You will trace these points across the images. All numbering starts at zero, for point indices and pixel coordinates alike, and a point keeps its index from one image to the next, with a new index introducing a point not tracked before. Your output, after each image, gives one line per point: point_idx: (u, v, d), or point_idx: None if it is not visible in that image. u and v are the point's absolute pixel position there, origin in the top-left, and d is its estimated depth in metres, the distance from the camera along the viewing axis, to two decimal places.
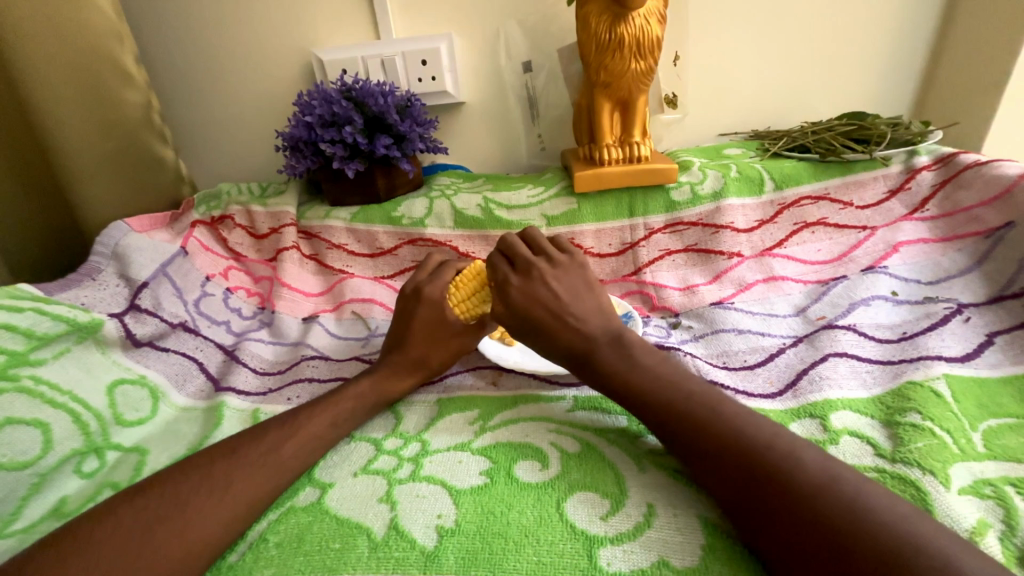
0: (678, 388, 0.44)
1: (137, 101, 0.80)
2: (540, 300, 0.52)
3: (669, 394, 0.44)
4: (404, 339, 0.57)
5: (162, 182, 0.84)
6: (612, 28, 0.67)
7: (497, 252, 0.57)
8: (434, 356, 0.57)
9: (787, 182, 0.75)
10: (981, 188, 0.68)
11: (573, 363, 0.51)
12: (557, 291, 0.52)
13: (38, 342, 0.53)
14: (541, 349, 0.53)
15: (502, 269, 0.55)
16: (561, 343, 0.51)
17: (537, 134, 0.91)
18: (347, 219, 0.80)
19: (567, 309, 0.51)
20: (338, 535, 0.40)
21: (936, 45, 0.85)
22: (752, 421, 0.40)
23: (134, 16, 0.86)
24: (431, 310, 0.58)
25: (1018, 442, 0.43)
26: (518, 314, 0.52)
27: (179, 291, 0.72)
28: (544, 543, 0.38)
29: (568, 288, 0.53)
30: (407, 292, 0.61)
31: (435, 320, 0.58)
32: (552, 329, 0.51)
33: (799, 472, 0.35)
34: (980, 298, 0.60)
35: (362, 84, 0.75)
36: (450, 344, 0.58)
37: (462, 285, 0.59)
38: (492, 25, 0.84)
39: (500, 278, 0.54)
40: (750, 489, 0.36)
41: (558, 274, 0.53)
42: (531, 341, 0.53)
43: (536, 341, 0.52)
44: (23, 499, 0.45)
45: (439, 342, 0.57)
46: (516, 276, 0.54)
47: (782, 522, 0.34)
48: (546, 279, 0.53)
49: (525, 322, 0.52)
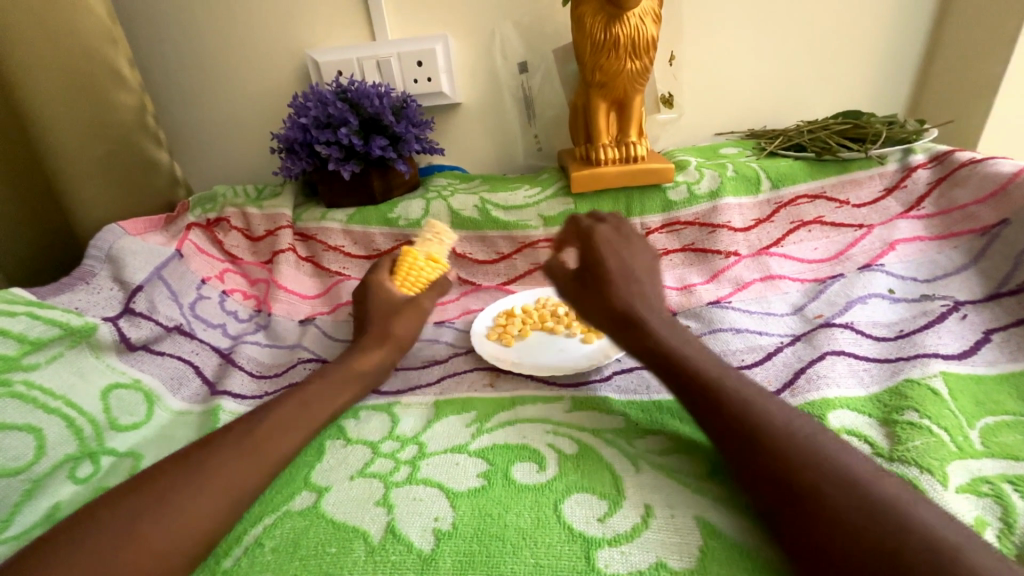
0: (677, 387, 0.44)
1: (131, 103, 0.80)
2: (614, 258, 0.55)
3: None
4: (363, 322, 0.61)
5: (157, 184, 0.84)
6: (607, 27, 0.67)
7: (568, 222, 0.64)
8: (395, 326, 0.59)
9: (783, 181, 0.75)
10: (976, 186, 0.68)
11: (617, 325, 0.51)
12: (633, 261, 0.56)
13: (30, 346, 0.52)
14: (593, 302, 0.54)
15: (584, 227, 0.60)
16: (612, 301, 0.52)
17: (534, 134, 0.91)
18: (343, 221, 0.80)
19: (635, 276, 0.54)
20: (334, 539, 0.40)
21: (930, 44, 0.85)
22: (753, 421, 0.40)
23: (128, 18, 0.86)
24: (378, 294, 0.62)
25: (1016, 440, 0.43)
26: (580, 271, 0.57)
27: (174, 294, 0.72)
28: (541, 546, 0.38)
29: (640, 260, 0.57)
30: (360, 285, 0.66)
31: (384, 300, 0.62)
32: (616, 282, 0.53)
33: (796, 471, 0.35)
34: (976, 295, 0.60)
35: (357, 85, 0.75)
36: (410, 316, 0.61)
37: (399, 267, 0.66)
38: (487, 25, 0.84)
39: (585, 232, 0.59)
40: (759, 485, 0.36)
41: (638, 251, 0.58)
42: (585, 296, 0.55)
43: (591, 295, 0.54)
44: (15, 505, 0.45)
45: (397, 313, 0.60)
46: (608, 233, 0.58)
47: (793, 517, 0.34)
48: (623, 249, 0.57)
49: (591, 275, 0.55)
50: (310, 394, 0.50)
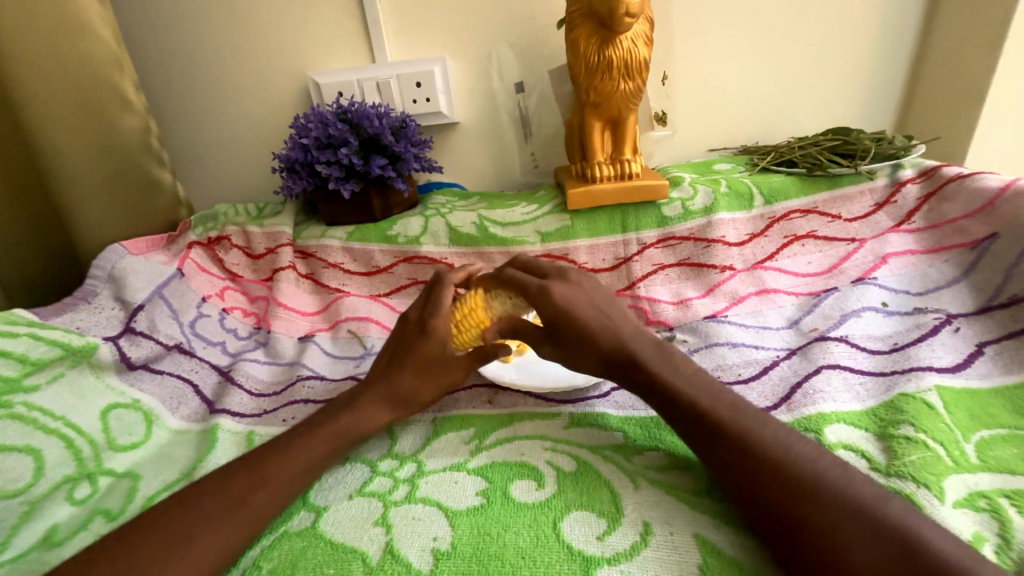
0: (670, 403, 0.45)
1: (136, 126, 0.81)
2: (583, 306, 0.52)
3: (681, 405, 0.45)
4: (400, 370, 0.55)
5: (160, 206, 0.85)
6: (601, 50, 0.69)
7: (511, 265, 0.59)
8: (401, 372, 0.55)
9: (776, 197, 0.76)
10: (965, 201, 0.69)
11: (609, 368, 0.51)
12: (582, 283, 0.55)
13: (31, 367, 0.53)
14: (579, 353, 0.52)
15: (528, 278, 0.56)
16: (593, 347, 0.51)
17: (530, 152, 0.92)
18: (343, 238, 0.81)
19: (604, 311, 0.53)
20: (333, 560, 0.40)
21: (915, 62, 0.88)
22: (749, 439, 0.40)
23: (135, 43, 0.88)
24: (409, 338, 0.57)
25: (1011, 454, 0.44)
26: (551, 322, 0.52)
27: (175, 313, 0.73)
28: (540, 564, 0.38)
29: (596, 289, 0.55)
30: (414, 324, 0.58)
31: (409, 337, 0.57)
32: (593, 332, 0.51)
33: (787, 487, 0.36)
34: (969, 308, 0.61)
35: (358, 106, 0.77)
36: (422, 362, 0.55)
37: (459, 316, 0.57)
38: (484, 47, 0.86)
39: (536, 288, 0.54)
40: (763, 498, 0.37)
41: (589, 280, 0.56)
42: (568, 351, 0.53)
43: (575, 351, 0.52)
44: (11, 529, 0.45)
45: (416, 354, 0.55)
46: (560, 286, 0.54)
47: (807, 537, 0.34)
48: (580, 284, 0.55)
49: (565, 331, 0.52)
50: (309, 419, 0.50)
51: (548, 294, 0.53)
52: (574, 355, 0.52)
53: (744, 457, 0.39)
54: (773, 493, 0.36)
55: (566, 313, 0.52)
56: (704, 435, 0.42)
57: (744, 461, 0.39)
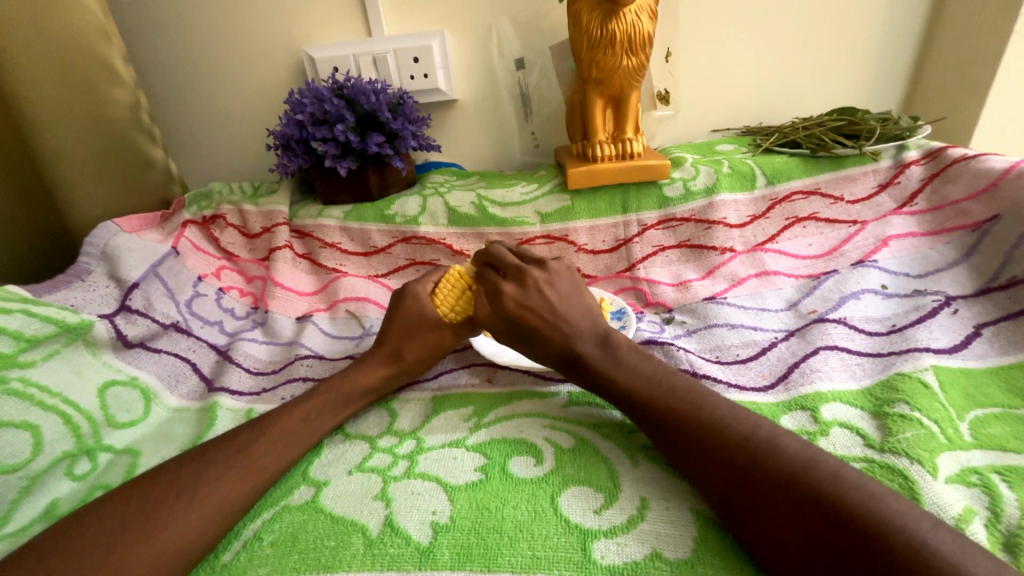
0: (667, 381, 0.45)
1: (125, 101, 0.80)
2: (535, 309, 0.53)
3: (675, 383, 0.45)
4: (398, 350, 0.57)
5: (152, 181, 0.84)
6: (604, 23, 0.67)
7: (482, 262, 0.60)
8: (408, 352, 0.57)
9: (778, 177, 0.75)
10: (968, 182, 0.68)
11: (559, 363, 0.52)
12: (544, 285, 0.55)
13: (26, 343, 0.51)
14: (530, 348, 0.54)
15: (492, 278, 0.57)
16: (546, 343, 0.52)
17: (530, 131, 0.91)
18: (339, 218, 0.80)
19: (560, 313, 0.53)
20: (333, 533, 0.40)
21: (924, 40, 0.85)
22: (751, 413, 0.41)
23: (121, 12, 0.86)
24: (414, 321, 0.59)
25: (1004, 431, 0.44)
26: (505, 321, 0.55)
27: (171, 292, 0.72)
28: (539, 537, 0.38)
29: (558, 291, 0.55)
30: (410, 313, 0.59)
31: (417, 323, 0.58)
32: (570, 317, 0.53)
33: (783, 459, 0.37)
34: (967, 290, 0.61)
35: (354, 81, 0.75)
36: (427, 345, 0.58)
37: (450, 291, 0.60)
38: (484, 22, 0.84)
39: (493, 289, 0.56)
40: (752, 478, 0.37)
41: (552, 283, 0.55)
42: (518, 347, 0.56)
43: (529, 346, 0.54)
44: (12, 503, 0.45)
45: (418, 337, 0.58)
46: (513, 290, 0.55)
47: (776, 511, 0.35)
48: (539, 289, 0.55)
49: (517, 328, 0.54)
50: (313, 404, 0.50)
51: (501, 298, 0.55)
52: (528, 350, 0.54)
53: (743, 433, 0.39)
54: (774, 471, 0.36)
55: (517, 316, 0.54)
56: (696, 414, 0.42)
57: (742, 437, 0.39)
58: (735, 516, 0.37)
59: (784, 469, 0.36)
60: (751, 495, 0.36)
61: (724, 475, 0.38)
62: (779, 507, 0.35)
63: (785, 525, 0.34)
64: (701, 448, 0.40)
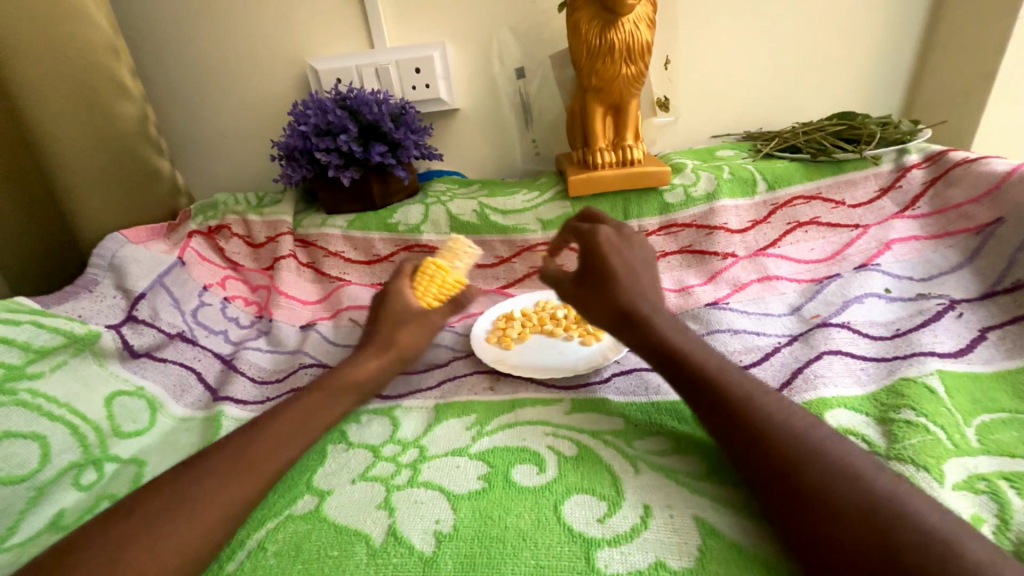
0: (709, 369, 0.45)
1: (133, 114, 0.81)
2: (621, 254, 0.56)
3: (725, 372, 0.45)
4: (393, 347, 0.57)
5: (160, 193, 0.85)
6: (603, 33, 0.68)
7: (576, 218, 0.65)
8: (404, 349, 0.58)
9: (778, 183, 0.75)
10: (970, 185, 0.69)
11: (619, 320, 0.52)
12: (631, 245, 0.59)
13: (35, 355, 0.53)
14: (596, 296, 0.54)
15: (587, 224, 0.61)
16: (616, 292, 0.53)
17: (531, 139, 0.91)
18: (343, 227, 0.81)
19: (641, 270, 0.56)
20: (335, 542, 0.40)
21: (923, 45, 0.86)
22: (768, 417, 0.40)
23: (131, 30, 0.88)
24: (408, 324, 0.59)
25: (1011, 437, 0.44)
26: (586, 258, 0.57)
27: (177, 302, 0.72)
28: (541, 547, 0.38)
29: (644, 261, 0.58)
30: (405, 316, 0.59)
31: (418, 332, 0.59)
32: (647, 278, 0.56)
33: (810, 467, 0.36)
34: (972, 294, 0.61)
35: (357, 92, 0.76)
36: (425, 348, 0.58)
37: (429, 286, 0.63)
38: (484, 32, 0.85)
39: (587, 229, 0.59)
40: (787, 484, 0.36)
41: (640, 249, 0.60)
42: (588, 292, 0.55)
43: (593, 291, 0.55)
44: (21, 513, 0.45)
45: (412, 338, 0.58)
46: (610, 234, 0.58)
47: (819, 526, 0.34)
48: (628, 245, 0.58)
49: (596, 269, 0.55)
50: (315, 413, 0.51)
51: (592, 234, 0.58)
52: (591, 301, 0.55)
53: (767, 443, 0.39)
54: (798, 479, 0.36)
55: (601, 255, 0.55)
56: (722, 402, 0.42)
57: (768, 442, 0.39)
58: (773, 515, 0.37)
59: (816, 474, 0.36)
60: (773, 492, 0.37)
61: (770, 480, 0.37)
62: (814, 518, 0.34)
63: (822, 534, 0.33)
64: (747, 445, 0.39)
